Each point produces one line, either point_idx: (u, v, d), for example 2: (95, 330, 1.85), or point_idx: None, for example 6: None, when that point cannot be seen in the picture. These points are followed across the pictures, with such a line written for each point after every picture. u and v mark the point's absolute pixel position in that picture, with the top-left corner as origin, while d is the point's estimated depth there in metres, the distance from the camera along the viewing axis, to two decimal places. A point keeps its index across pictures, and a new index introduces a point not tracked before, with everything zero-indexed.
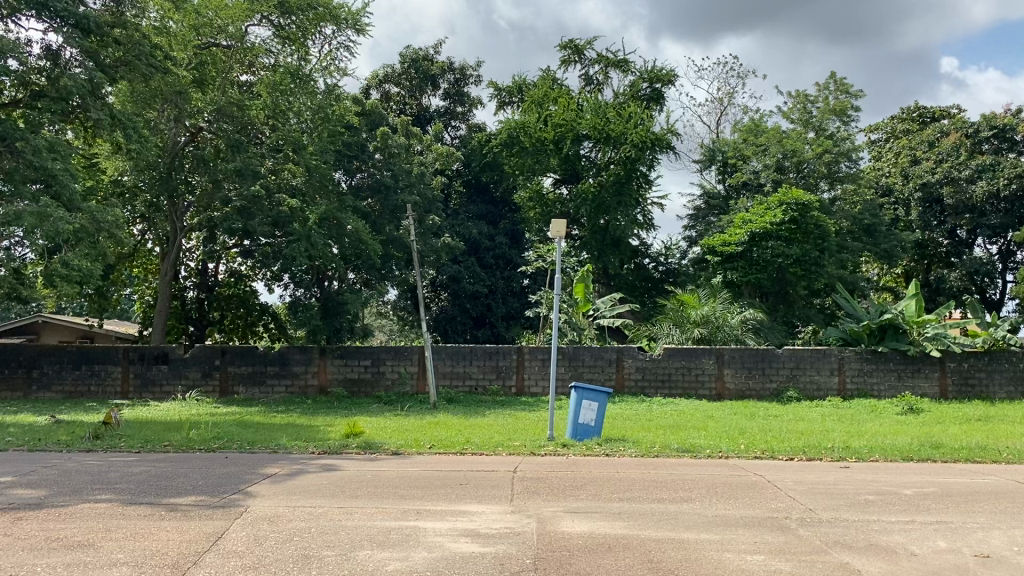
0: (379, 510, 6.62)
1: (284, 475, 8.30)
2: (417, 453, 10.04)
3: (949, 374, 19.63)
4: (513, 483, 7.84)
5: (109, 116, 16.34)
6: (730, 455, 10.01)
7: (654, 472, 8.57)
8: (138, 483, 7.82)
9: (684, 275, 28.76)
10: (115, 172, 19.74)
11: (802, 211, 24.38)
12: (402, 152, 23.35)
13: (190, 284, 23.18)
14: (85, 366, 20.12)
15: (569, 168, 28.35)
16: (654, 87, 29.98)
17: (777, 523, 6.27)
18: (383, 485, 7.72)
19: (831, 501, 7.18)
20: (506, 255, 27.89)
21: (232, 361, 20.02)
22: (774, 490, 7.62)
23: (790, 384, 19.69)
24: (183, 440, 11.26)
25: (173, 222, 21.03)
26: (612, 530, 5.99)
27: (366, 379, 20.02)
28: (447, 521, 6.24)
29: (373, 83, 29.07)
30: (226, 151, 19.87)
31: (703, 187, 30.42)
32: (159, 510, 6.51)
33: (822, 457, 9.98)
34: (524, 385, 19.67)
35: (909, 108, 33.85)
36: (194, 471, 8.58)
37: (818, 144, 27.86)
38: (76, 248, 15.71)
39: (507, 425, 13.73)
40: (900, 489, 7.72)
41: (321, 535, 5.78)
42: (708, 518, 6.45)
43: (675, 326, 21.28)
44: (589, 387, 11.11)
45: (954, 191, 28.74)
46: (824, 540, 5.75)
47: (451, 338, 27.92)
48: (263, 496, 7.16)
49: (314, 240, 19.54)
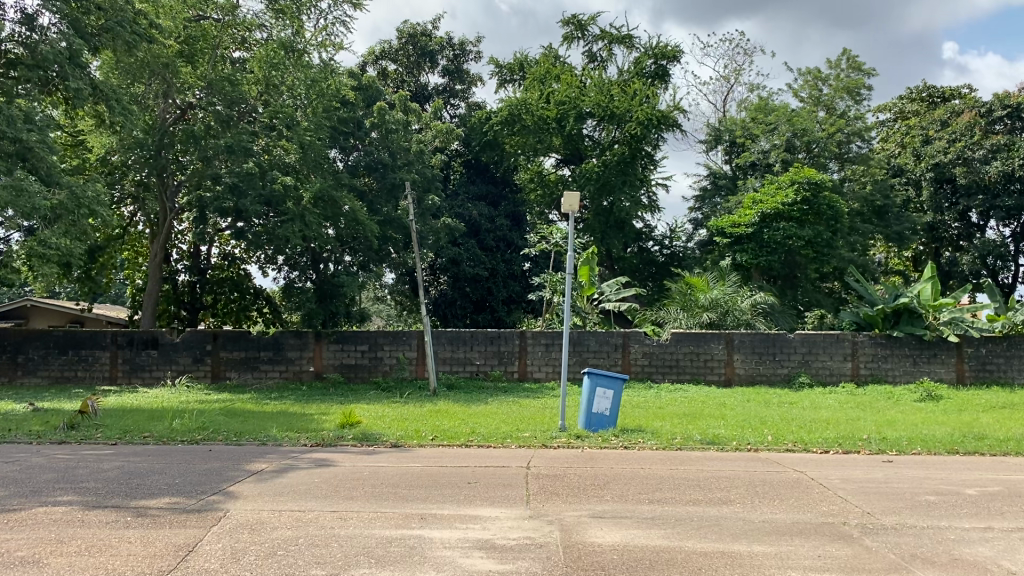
0: (378, 515, 5.78)
1: (271, 472, 7.44)
2: (419, 445, 9.20)
3: (967, 359, 18.78)
4: (528, 482, 7.00)
5: (89, 87, 15.39)
6: (759, 449, 9.15)
7: (682, 469, 7.73)
8: (107, 482, 6.96)
9: (689, 258, 27.82)
10: (102, 151, 18.93)
11: (814, 190, 23.40)
12: (401, 129, 22.22)
13: (182, 268, 22.48)
14: (72, 351, 19.27)
15: (571, 148, 27.41)
16: (659, 63, 28.97)
17: (838, 532, 5.45)
18: (382, 484, 6.87)
19: (888, 502, 6.34)
20: (506, 238, 26.89)
21: (224, 346, 19.20)
22: (821, 489, 6.78)
23: (802, 369, 18.86)
24: (165, 430, 10.42)
25: (164, 201, 20.27)
26: (650, 542, 5.14)
27: (363, 365, 19.17)
28: (456, 529, 5.40)
29: (370, 59, 28.12)
30: (218, 128, 19.02)
31: (709, 168, 29.38)
32: (124, 515, 5.66)
33: (859, 450, 9.12)
34: (526, 370, 18.82)
35: (918, 87, 32.80)
36: (171, 468, 7.72)
37: (830, 124, 27.19)
38: (55, 226, 14.77)
39: (513, 413, 12.93)
40: (962, 488, 6.87)
41: (311, 549, 4.93)
42: (756, 525, 5.61)
43: (682, 310, 20.43)
44: (604, 373, 10.20)
45: (967, 172, 27.83)
46: (898, 555, 4.91)
47: (452, 323, 27.20)
48: (246, 498, 6.31)
49: (308, 220, 18.68)
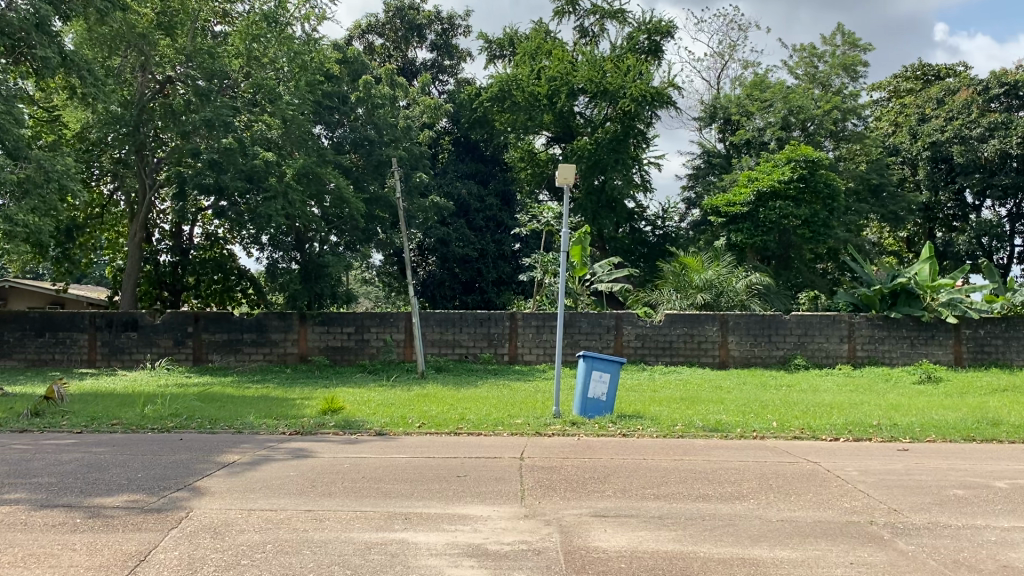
0: (358, 515, 5.21)
1: (244, 465, 6.86)
2: (404, 433, 8.64)
3: (964, 341, 18.32)
4: (522, 475, 6.44)
5: (57, 55, 14.62)
6: (766, 437, 8.62)
7: (688, 459, 7.19)
8: (64, 477, 6.36)
9: (683, 239, 27.27)
10: (78, 127, 18.14)
11: (811, 168, 22.76)
12: (387, 104, 21.52)
13: (164, 248, 21.73)
14: (48, 333, 18.59)
15: (562, 125, 26.65)
16: (652, 39, 28.26)
17: (867, 533, 4.94)
18: (364, 479, 6.30)
19: (915, 497, 5.82)
20: (496, 218, 26.27)
21: (206, 328, 18.54)
22: (840, 483, 6.26)
23: (798, 351, 18.39)
24: (135, 417, 9.81)
25: (142, 178, 19.45)
26: (660, 547, 4.61)
27: (349, 347, 18.57)
28: (444, 532, 4.85)
29: (356, 33, 27.34)
30: (196, 102, 17.96)
31: (702, 146, 28.77)
32: (72, 517, 5.06)
33: (870, 437, 8.61)
34: (516, 353, 18.25)
35: (913, 65, 32.25)
36: (136, 460, 7.12)
37: (826, 101, 26.38)
38: (23, 202, 14.03)
39: (505, 397, 12.39)
40: (991, 481, 6.35)
41: (279, 558, 4.36)
42: (774, 525, 5.09)
43: (676, 291, 19.81)
44: (600, 356, 9.64)
45: (964, 151, 27.22)
46: (938, 562, 4.39)
47: (439, 304, 26.61)
48: (212, 495, 5.73)
49: (292, 198, 17.89)
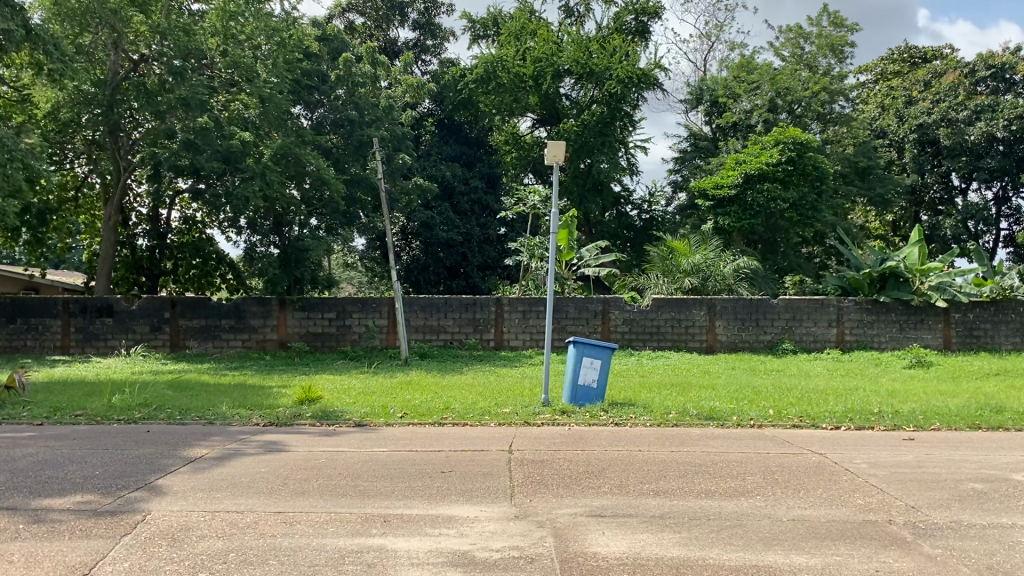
0: (332, 518, 4.75)
1: (213, 460, 6.39)
2: (385, 424, 8.19)
3: (953, 324, 18.06)
4: (511, 470, 5.99)
5: (20, 29, 13.86)
6: (764, 426, 8.22)
7: (686, 451, 6.76)
8: (16, 475, 5.87)
9: (668, 223, 26.90)
10: (48, 106, 17.34)
11: (800, 150, 22.32)
12: (368, 83, 20.92)
13: (141, 231, 21.11)
14: (20, 319, 17.96)
15: (548, 107, 26.15)
16: (639, 20, 27.78)
17: (889, 534, 4.54)
18: (341, 475, 5.83)
19: (932, 493, 5.44)
20: (481, 201, 25.79)
21: (183, 314, 17.96)
22: (850, 477, 5.86)
23: (787, 335, 18.06)
24: (102, 407, 9.30)
25: (116, 159, 18.72)
26: (665, 553, 4.19)
27: (330, 333, 18.05)
28: (428, 537, 4.40)
29: (336, 11, 26.59)
30: (170, 80, 17.10)
31: (688, 129, 28.33)
32: (14, 523, 4.58)
33: (872, 426, 8.23)
34: (502, 339, 17.82)
35: (899, 47, 31.95)
36: (96, 455, 6.62)
37: (813, 82, 25.95)
38: None
39: (490, 384, 11.96)
40: (1008, 474, 5.98)
41: (241, 570, 3.90)
42: (786, 526, 4.68)
43: (664, 275, 19.41)
44: (590, 341, 9.24)
45: (951, 133, 26.83)
46: (970, 568, 4.00)
47: (424, 290, 26.05)
48: (174, 494, 5.26)
49: (269, 179, 17.20)
